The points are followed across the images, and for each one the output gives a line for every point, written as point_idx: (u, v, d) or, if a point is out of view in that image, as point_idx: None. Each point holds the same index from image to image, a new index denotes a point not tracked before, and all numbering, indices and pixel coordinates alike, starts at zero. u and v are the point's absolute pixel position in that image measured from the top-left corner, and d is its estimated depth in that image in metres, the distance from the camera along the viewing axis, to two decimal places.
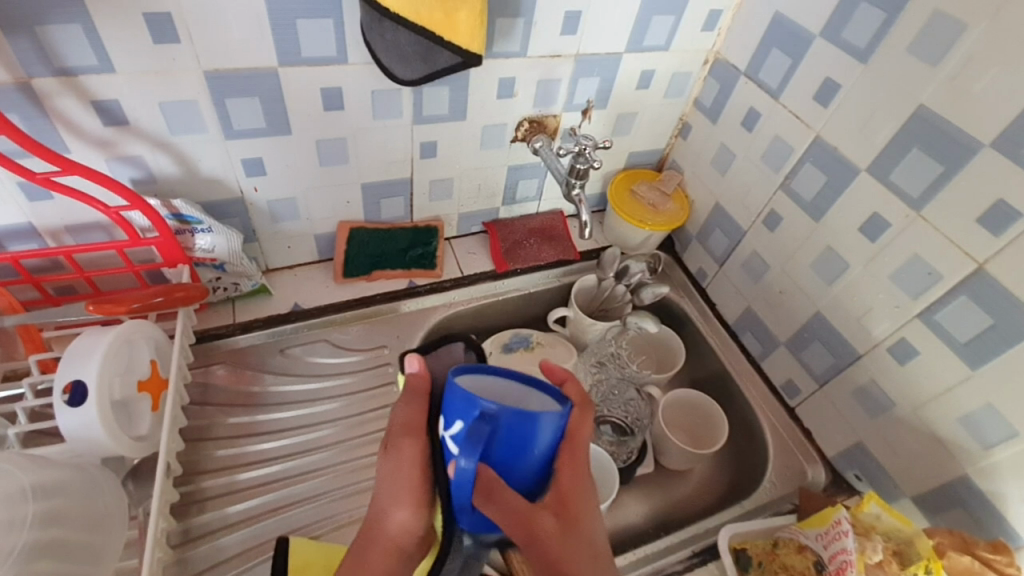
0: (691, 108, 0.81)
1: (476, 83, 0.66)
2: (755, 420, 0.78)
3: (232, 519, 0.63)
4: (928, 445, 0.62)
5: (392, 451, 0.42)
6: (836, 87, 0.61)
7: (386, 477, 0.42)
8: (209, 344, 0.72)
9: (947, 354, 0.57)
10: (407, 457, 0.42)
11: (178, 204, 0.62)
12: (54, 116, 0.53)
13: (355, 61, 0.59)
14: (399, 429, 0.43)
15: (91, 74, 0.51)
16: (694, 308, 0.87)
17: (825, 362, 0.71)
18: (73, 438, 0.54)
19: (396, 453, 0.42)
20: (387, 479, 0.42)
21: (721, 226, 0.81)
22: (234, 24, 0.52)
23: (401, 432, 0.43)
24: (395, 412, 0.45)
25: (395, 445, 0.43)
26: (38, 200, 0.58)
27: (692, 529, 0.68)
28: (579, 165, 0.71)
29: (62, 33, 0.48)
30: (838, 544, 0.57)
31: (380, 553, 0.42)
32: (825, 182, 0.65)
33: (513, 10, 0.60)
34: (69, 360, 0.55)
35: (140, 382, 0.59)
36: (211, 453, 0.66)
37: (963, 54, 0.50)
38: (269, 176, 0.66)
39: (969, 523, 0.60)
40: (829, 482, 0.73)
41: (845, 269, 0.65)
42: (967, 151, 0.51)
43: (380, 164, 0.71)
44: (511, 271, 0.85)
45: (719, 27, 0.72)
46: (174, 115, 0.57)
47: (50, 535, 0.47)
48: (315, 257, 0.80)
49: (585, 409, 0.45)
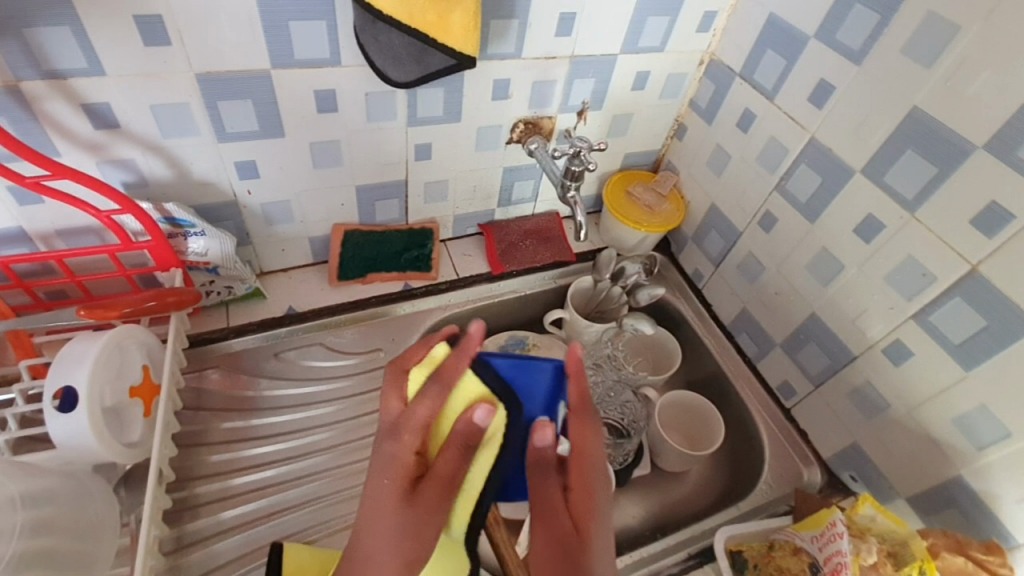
0: (686, 109, 0.81)
1: (471, 84, 0.66)
2: (750, 421, 0.78)
3: (226, 524, 0.63)
4: (922, 446, 0.62)
5: (419, 501, 0.42)
6: (831, 89, 0.61)
7: (394, 522, 0.42)
8: (203, 348, 0.71)
9: (940, 355, 0.57)
10: (438, 522, 0.43)
11: (171, 208, 0.62)
12: (44, 119, 0.52)
13: (348, 62, 0.59)
14: (438, 485, 0.43)
15: (82, 76, 0.50)
16: (690, 309, 0.87)
17: (820, 364, 0.71)
18: (65, 445, 0.53)
19: (428, 514, 0.42)
20: (397, 525, 0.42)
21: (717, 227, 0.81)
22: (226, 25, 0.52)
23: (440, 494, 0.43)
24: (443, 462, 0.44)
25: (422, 499, 0.42)
26: (29, 204, 0.57)
27: (686, 532, 0.68)
28: (574, 167, 0.71)
29: (51, 36, 0.47)
30: (833, 546, 0.57)
31: None
32: (820, 184, 0.65)
33: (508, 11, 0.60)
34: (59, 366, 0.54)
35: (131, 388, 0.59)
36: (205, 458, 0.66)
37: (957, 56, 0.50)
38: (262, 178, 0.66)
39: (963, 523, 0.60)
40: (824, 484, 0.73)
41: (840, 271, 0.65)
42: (959, 153, 0.52)
43: (375, 166, 0.71)
44: (506, 272, 0.84)
45: (714, 28, 0.72)
46: (166, 118, 0.56)
47: (40, 543, 0.47)
48: (309, 260, 0.80)
49: (581, 416, 0.47)
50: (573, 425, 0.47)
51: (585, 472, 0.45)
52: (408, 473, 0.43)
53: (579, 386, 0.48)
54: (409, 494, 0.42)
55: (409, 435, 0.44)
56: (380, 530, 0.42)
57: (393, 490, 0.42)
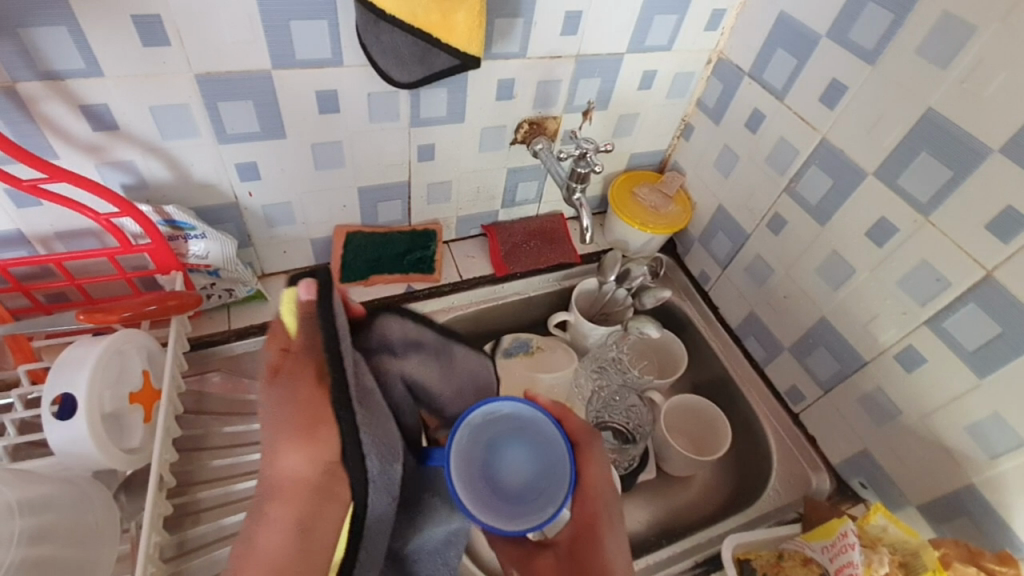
0: (693, 108, 0.80)
1: (475, 84, 0.65)
2: (758, 427, 0.78)
3: (228, 530, 0.62)
4: (935, 454, 0.61)
5: (282, 381, 0.34)
6: (843, 89, 0.60)
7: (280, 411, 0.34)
8: (204, 351, 0.70)
9: (954, 362, 0.56)
10: (306, 390, 0.33)
11: (171, 210, 0.61)
12: (40, 120, 0.51)
13: (350, 62, 0.58)
14: (292, 359, 0.34)
15: (79, 78, 0.50)
16: (696, 311, 0.87)
17: (830, 369, 0.70)
18: (65, 451, 0.53)
19: (290, 382, 0.33)
20: (282, 413, 0.33)
21: (724, 228, 0.80)
22: (226, 25, 0.51)
23: (298, 363, 0.34)
24: (293, 332, 0.35)
25: (284, 373, 0.34)
26: (27, 207, 0.56)
27: (692, 539, 0.67)
28: (579, 169, 0.70)
29: (47, 35, 0.46)
30: (844, 556, 0.56)
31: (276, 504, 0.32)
32: (830, 185, 0.64)
33: (512, 10, 0.59)
34: (60, 370, 0.54)
35: (131, 394, 0.58)
36: (207, 463, 0.65)
37: (973, 56, 0.49)
38: (263, 180, 0.65)
39: (974, 532, 0.59)
40: (833, 491, 0.72)
41: (852, 275, 0.64)
42: (975, 157, 0.50)
43: (379, 167, 0.70)
44: (511, 274, 0.83)
45: (723, 27, 0.70)
46: (165, 119, 0.55)
47: (39, 552, 0.46)
48: (311, 262, 0.79)
49: (588, 448, 0.45)
50: (584, 459, 0.45)
51: (595, 506, 0.43)
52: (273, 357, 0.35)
53: (573, 423, 0.46)
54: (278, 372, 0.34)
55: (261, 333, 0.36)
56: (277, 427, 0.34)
57: (273, 376, 0.34)
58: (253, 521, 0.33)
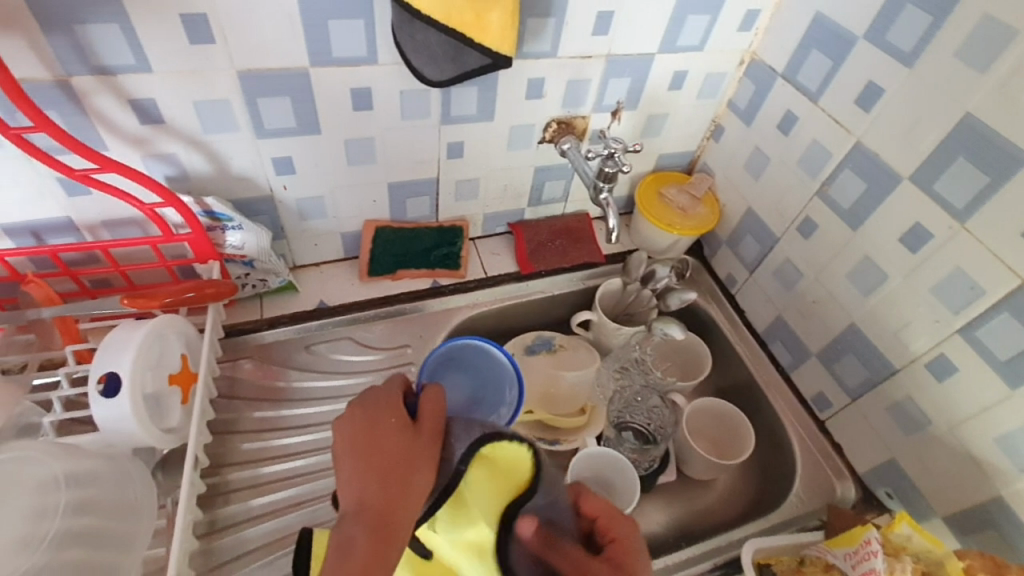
0: (724, 109, 0.79)
1: (505, 83, 0.66)
2: (782, 432, 0.77)
3: (257, 511, 0.65)
4: (964, 466, 0.59)
5: (411, 445, 0.42)
6: (878, 92, 0.59)
7: (403, 455, 0.41)
8: (238, 339, 0.73)
9: (987, 373, 0.55)
10: (420, 434, 0.43)
11: (210, 202, 0.63)
12: (92, 113, 0.54)
13: (385, 61, 0.59)
14: (424, 422, 0.43)
15: (128, 73, 0.52)
16: (722, 315, 0.86)
17: (858, 376, 0.68)
18: (107, 427, 0.55)
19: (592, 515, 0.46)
20: (412, 484, 0.40)
21: (753, 232, 0.79)
22: (267, 24, 0.52)
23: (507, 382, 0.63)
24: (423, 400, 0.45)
25: (422, 425, 0.43)
26: (77, 196, 0.59)
27: (713, 541, 0.67)
28: (607, 168, 0.70)
29: (100, 32, 0.49)
30: (866, 564, 0.56)
31: (391, 483, 0.40)
32: (864, 189, 0.63)
33: (544, 10, 0.60)
34: (105, 352, 0.56)
35: (170, 375, 0.60)
36: (237, 447, 0.68)
37: (1013, 61, 0.48)
38: (299, 175, 0.67)
39: (1001, 546, 0.58)
40: (858, 500, 0.71)
41: (883, 281, 0.63)
42: (1013, 163, 0.49)
43: (409, 163, 0.71)
44: (535, 272, 0.84)
45: (757, 27, 0.70)
46: (207, 114, 0.57)
47: (82, 523, 0.49)
48: (340, 255, 0.81)
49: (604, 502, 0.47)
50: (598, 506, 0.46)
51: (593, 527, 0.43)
52: (381, 399, 0.46)
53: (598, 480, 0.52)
54: (390, 402, 0.46)
55: (381, 400, 0.46)
56: (387, 465, 0.41)
57: (392, 424, 0.44)
58: (367, 450, 0.43)
